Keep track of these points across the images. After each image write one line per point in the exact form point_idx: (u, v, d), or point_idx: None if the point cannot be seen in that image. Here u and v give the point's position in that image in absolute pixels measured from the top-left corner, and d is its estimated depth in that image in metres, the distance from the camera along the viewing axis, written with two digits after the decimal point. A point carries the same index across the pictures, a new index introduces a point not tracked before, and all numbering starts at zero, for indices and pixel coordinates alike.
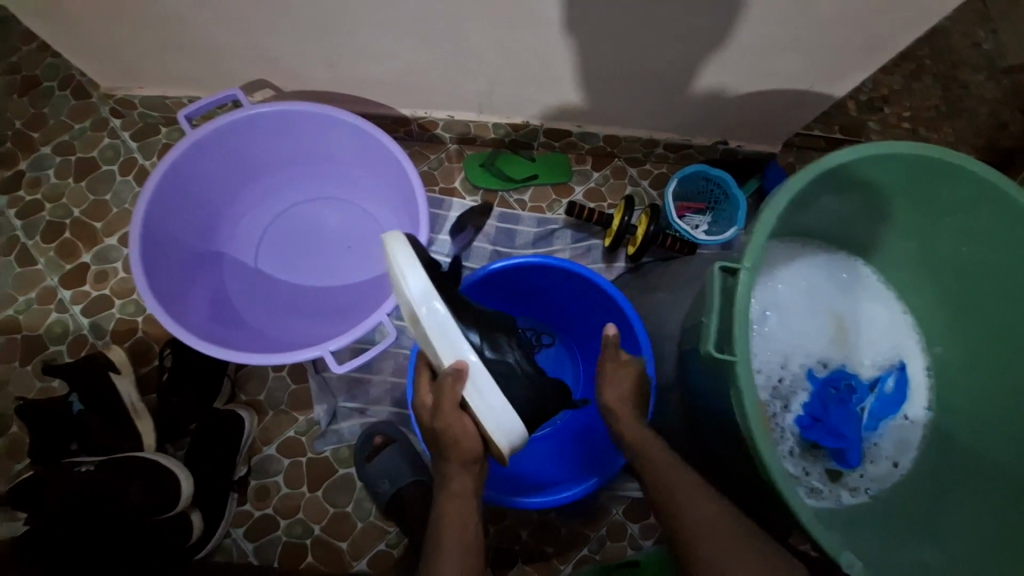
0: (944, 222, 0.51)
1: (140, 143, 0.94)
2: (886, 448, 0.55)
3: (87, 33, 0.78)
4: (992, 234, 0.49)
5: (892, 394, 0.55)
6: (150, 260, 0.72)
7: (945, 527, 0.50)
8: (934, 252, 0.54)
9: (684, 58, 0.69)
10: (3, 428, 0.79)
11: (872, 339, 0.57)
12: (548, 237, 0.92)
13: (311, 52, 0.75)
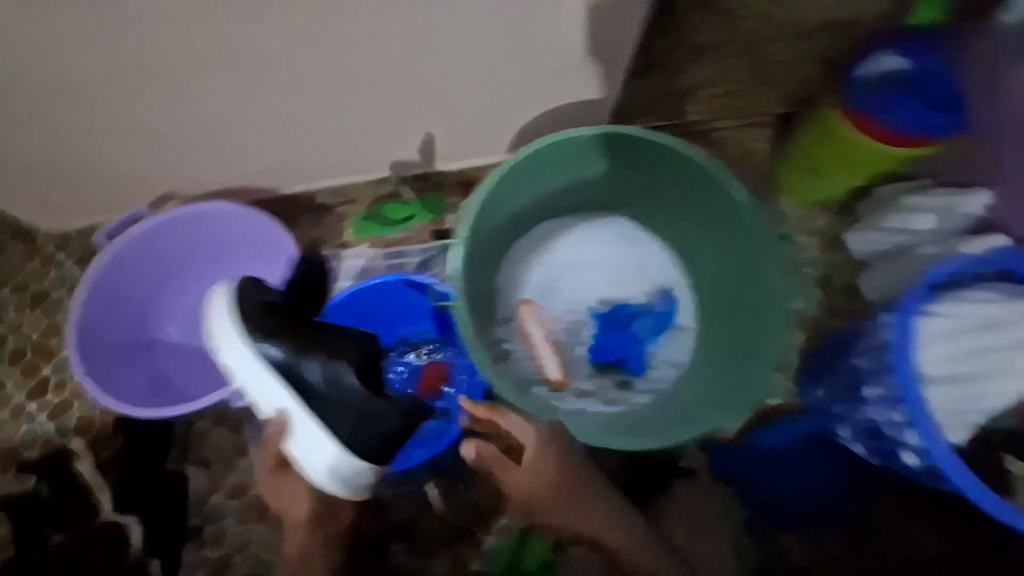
0: (643, 179, 0.73)
1: (82, 267, 1.09)
2: (665, 354, 0.75)
3: (20, 188, 0.96)
4: (667, 181, 0.72)
5: (661, 312, 0.76)
6: (88, 358, 0.88)
7: (701, 393, 0.70)
8: (652, 202, 0.76)
9: (473, 91, 0.86)
10: None
11: (642, 277, 0.77)
12: (429, 263, 1.08)
13: (194, 161, 0.94)
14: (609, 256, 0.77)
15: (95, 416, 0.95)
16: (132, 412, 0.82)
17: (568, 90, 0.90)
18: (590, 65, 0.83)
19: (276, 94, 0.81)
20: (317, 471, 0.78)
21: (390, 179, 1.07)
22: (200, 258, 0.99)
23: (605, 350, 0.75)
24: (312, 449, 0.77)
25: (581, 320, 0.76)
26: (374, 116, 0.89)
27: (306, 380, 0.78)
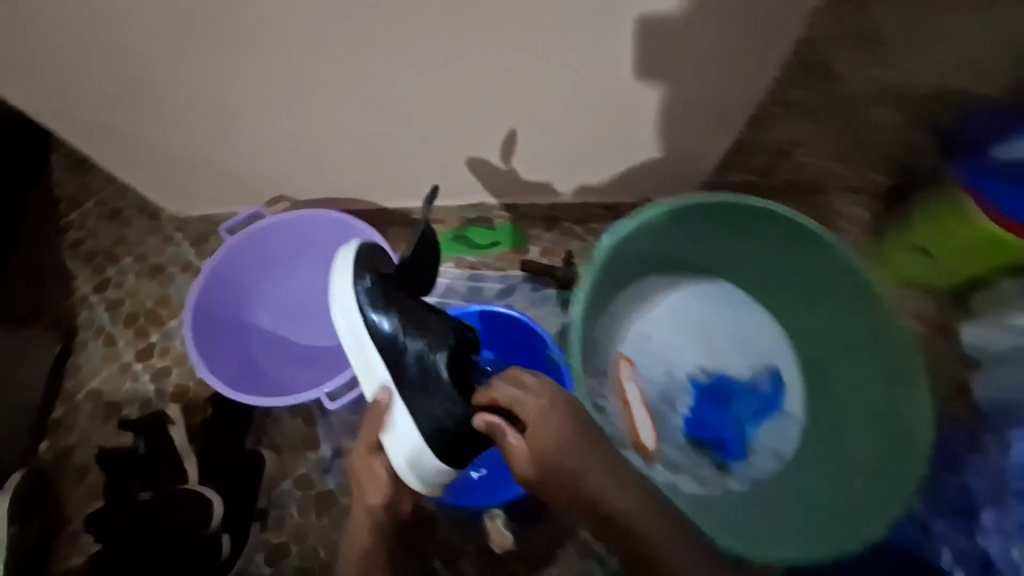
0: (769, 257, 0.80)
1: (196, 249, 1.20)
2: (765, 442, 0.82)
3: (165, 177, 1.07)
4: (785, 263, 0.80)
5: (766, 395, 0.83)
6: (197, 335, 0.92)
7: (792, 479, 0.80)
8: (763, 278, 0.83)
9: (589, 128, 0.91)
10: (84, 477, 1.00)
11: (751, 356, 0.84)
12: (509, 291, 1.11)
13: (311, 169, 1.01)
14: (709, 330, 0.84)
15: (191, 385, 1.03)
16: (233, 396, 0.85)
17: (673, 142, 0.97)
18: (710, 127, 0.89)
19: (378, 116, 0.85)
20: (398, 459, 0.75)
21: (479, 205, 1.15)
22: (291, 243, 1.00)
23: (699, 425, 0.81)
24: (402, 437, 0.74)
25: (680, 387, 0.82)
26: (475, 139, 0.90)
27: (397, 346, 0.75)
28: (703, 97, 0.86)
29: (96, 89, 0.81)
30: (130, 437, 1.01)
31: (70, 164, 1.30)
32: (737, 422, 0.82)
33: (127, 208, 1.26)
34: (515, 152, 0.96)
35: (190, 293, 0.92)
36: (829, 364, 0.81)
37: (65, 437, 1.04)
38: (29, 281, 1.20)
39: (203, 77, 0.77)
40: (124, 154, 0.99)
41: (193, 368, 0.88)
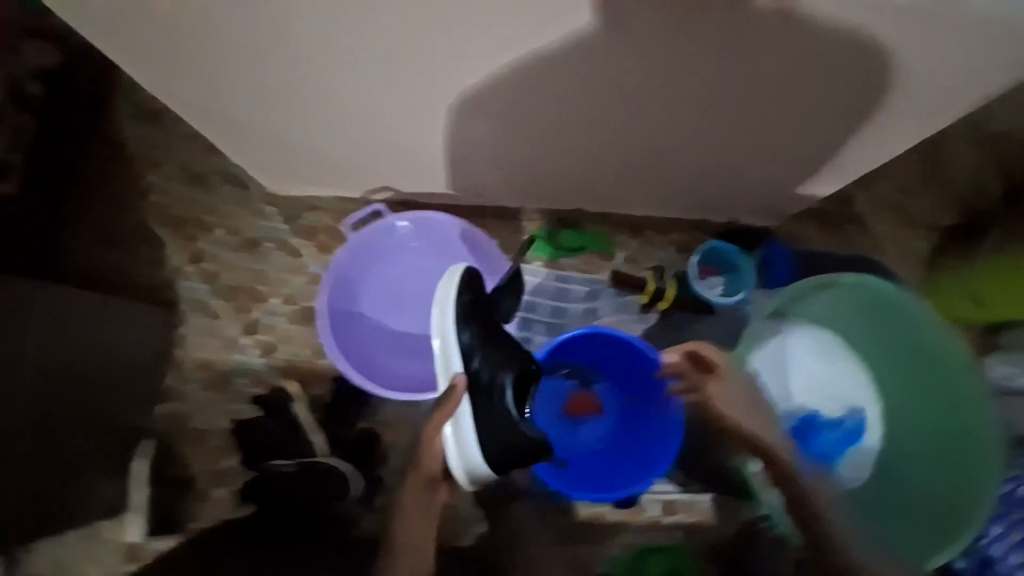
0: (865, 322, 0.99)
1: (288, 224, 1.22)
2: (847, 472, 0.99)
3: (273, 160, 1.08)
4: (878, 327, 0.98)
5: (850, 432, 0.99)
6: (327, 330, 1.00)
7: (864, 504, 0.98)
8: (857, 337, 1.01)
9: (703, 159, 0.97)
10: (205, 440, 1.10)
11: (837, 398, 1.01)
12: (595, 294, 1.19)
13: (428, 170, 1.04)
14: (807, 372, 1.02)
15: (300, 360, 1.13)
16: (372, 390, 0.97)
17: (770, 180, 1.05)
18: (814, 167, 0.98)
19: (520, 133, 0.88)
20: (452, 447, 0.88)
21: (570, 209, 1.21)
22: (404, 244, 1.07)
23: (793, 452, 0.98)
24: (465, 431, 0.86)
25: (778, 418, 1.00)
26: (600, 155, 0.95)
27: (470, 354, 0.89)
28: (818, 143, 0.92)
29: (231, 81, 0.82)
30: (249, 407, 1.10)
31: (140, 121, 1.27)
32: (824, 453, 0.99)
33: (209, 174, 1.25)
34: (630, 171, 1.02)
35: (318, 292, 1.00)
36: (908, 414, 0.96)
37: (179, 404, 1.12)
38: (113, 244, 1.21)
39: (359, 87, 0.79)
40: (239, 136, 0.99)
41: (331, 361, 0.98)
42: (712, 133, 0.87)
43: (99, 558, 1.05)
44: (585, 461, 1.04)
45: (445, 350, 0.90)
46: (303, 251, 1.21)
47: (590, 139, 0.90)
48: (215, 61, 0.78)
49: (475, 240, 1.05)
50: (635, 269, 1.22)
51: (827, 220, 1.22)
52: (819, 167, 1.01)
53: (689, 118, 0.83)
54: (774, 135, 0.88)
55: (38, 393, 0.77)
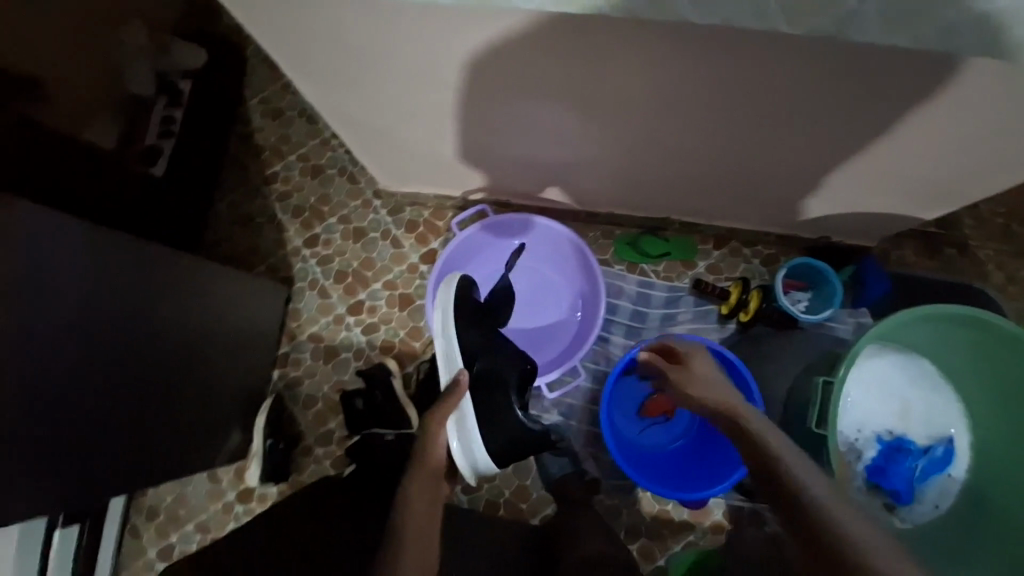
0: (970, 352, 0.96)
1: (393, 217, 1.35)
2: (930, 496, 1.00)
3: (388, 161, 1.19)
4: (984, 359, 0.95)
5: (939, 457, 0.99)
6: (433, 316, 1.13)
7: (945, 530, 0.98)
8: (957, 365, 0.99)
9: (796, 186, 0.98)
10: (314, 403, 1.26)
11: (930, 424, 1.00)
12: (675, 300, 1.23)
13: (527, 177, 1.12)
14: (901, 396, 1.01)
15: (397, 341, 1.27)
16: None
17: (866, 207, 1.04)
18: (918, 198, 0.96)
19: (618, 151, 0.94)
20: (455, 440, 0.94)
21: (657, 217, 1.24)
22: (512, 251, 1.21)
23: (880, 474, 0.98)
24: (467, 427, 0.93)
25: (867, 440, 0.99)
26: (692, 174, 0.99)
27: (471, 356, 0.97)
28: (923, 183, 0.91)
29: (380, 107, 0.93)
30: (354, 378, 1.26)
31: (271, 118, 1.44)
32: (911, 478, 0.99)
33: (327, 167, 1.40)
34: (721, 190, 1.05)
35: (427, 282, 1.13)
36: (1002, 446, 0.96)
37: (293, 370, 1.28)
38: (242, 225, 1.38)
39: (466, 109, 0.87)
40: (363, 142, 1.11)
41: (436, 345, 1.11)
42: (807, 166, 0.90)
43: (223, 493, 1.22)
44: (661, 459, 1.11)
45: (449, 351, 0.98)
46: (405, 242, 1.33)
47: (685, 161, 0.94)
48: (371, 93, 0.88)
49: (576, 253, 1.17)
50: (715, 279, 1.25)
51: (925, 244, 1.19)
52: (938, 205, 0.97)
53: (786, 150, 0.85)
54: (871, 171, 0.89)
55: (151, 364, 0.89)
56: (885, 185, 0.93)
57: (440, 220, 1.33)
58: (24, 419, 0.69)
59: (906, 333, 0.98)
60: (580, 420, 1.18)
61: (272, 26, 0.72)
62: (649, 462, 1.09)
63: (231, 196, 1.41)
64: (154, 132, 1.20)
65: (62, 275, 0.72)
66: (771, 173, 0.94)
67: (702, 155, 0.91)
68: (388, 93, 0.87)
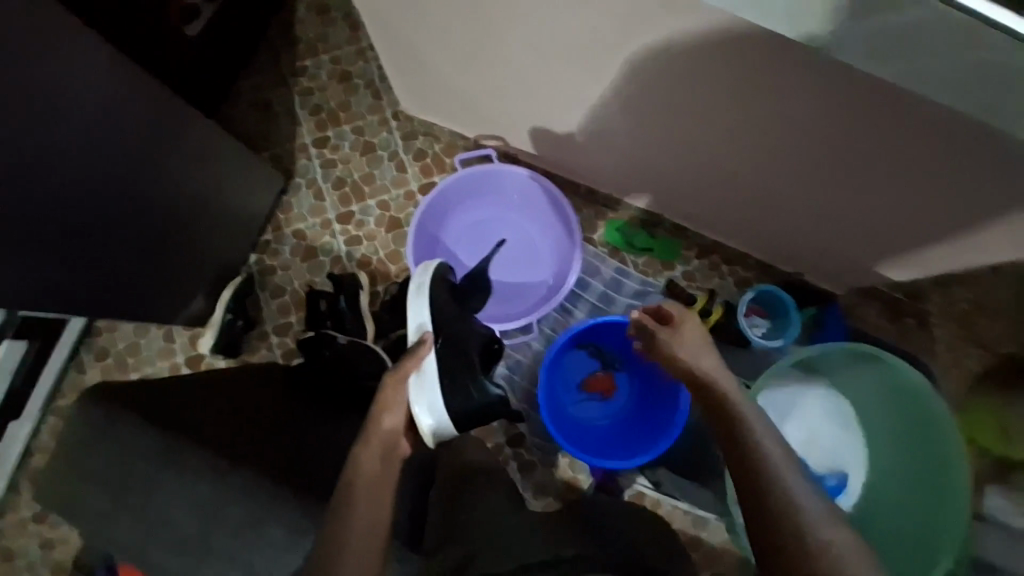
0: (881, 401, 1.05)
1: (404, 142, 1.37)
2: None
3: (416, 87, 1.22)
4: (893, 411, 1.03)
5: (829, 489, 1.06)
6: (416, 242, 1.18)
7: None
8: (870, 411, 1.07)
9: (784, 196, 1.03)
10: (281, 295, 1.30)
11: (829, 456, 1.08)
12: (644, 294, 1.27)
13: (541, 133, 1.16)
14: (810, 424, 1.09)
15: (375, 259, 1.31)
16: None
17: (839, 241, 1.10)
18: (889, 237, 1.03)
19: (633, 114, 0.97)
20: (417, 403, 0.94)
21: (653, 212, 1.29)
22: (513, 202, 1.24)
23: None
24: (429, 389, 0.94)
25: None
26: (694, 160, 1.03)
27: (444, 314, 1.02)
28: (895, 217, 0.97)
29: (428, 27, 0.97)
30: (327, 283, 1.30)
31: (314, 12, 1.43)
32: None
33: (355, 76, 1.41)
34: (715, 188, 1.10)
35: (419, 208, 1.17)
36: (892, 496, 1.02)
37: (270, 258, 1.31)
38: (258, 108, 1.40)
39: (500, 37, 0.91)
40: (397, 65, 1.16)
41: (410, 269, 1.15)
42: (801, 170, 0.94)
43: (174, 354, 1.27)
44: (582, 431, 1.16)
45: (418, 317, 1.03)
46: (409, 169, 1.35)
47: (692, 142, 0.98)
48: (422, 8, 0.91)
49: (569, 223, 1.20)
50: (689, 286, 1.29)
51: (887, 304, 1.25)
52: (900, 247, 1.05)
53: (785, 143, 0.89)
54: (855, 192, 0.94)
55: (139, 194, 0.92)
56: (864, 213, 0.98)
57: (448, 157, 1.35)
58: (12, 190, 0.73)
59: (831, 366, 1.08)
60: (522, 377, 1.24)
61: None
62: (567, 429, 1.15)
63: (256, 78, 1.42)
64: None
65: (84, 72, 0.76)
66: (767, 171, 0.98)
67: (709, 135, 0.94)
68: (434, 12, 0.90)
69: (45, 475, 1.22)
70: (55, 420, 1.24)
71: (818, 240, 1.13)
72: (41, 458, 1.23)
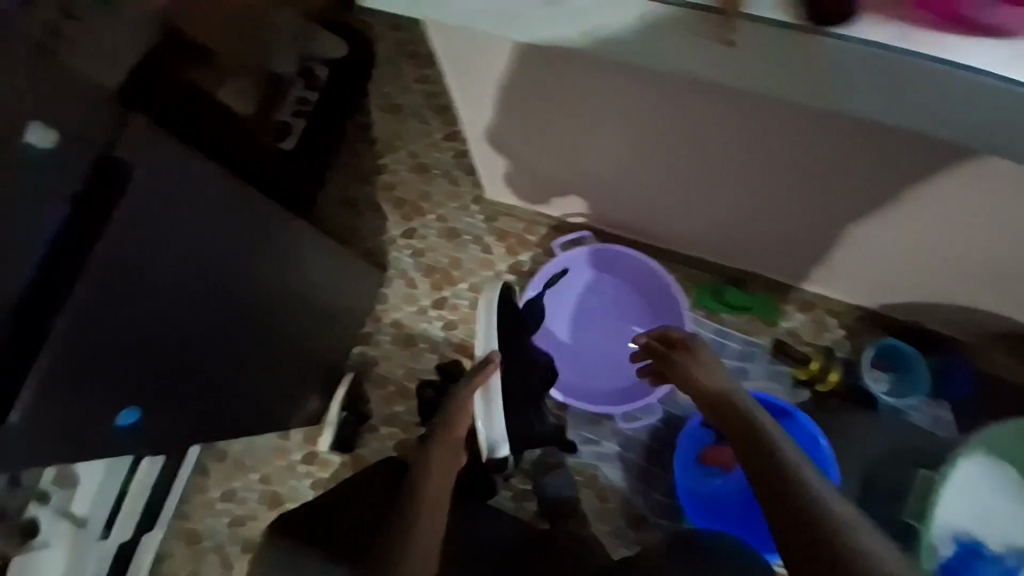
0: None
1: (486, 224, 1.41)
2: None
3: (504, 180, 1.27)
4: None
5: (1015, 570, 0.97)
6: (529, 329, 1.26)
7: None
8: None
9: (899, 253, 1.00)
10: (386, 385, 1.33)
11: (1006, 533, 0.98)
12: (749, 355, 1.25)
13: (628, 208, 1.18)
14: (982, 499, 1.00)
15: (472, 342, 1.34)
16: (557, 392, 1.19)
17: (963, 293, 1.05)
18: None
19: (735, 189, 0.97)
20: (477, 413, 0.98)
21: (746, 271, 1.27)
22: (599, 274, 1.29)
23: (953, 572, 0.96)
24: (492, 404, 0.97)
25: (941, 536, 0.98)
26: (796, 226, 1.02)
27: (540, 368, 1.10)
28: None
29: (531, 134, 1.01)
30: (429, 369, 1.33)
31: (389, 111, 1.52)
32: None
33: (433, 167, 1.48)
34: (813, 250, 1.09)
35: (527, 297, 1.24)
36: None
37: (372, 349, 1.36)
38: (346, 206, 1.48)
39: (598, 130, 0.94)
40: (488, 166, 1.21)
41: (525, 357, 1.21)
42: (921, 230, 0.91)
43: (290, 452, 1.31)
44: (721, 512, 1.16)
45: (484, 334, 1.01)
46: (494, 250, 1.39)
47: (797, 211, 0.97)
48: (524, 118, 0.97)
49: (671, 293, 1.23)
50: (795, 343, 1.25)
51: None
52: None
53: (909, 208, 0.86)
54: (987, 246, 0.90)
55: (269, 315, 0.97)
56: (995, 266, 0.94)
57: (531, 235, 1.38)
58: (177, 333, 0.79)
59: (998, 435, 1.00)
60: (636, 453, 1.24)
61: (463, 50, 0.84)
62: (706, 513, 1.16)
63: (341, 174, 1.50)
64: (289, 110, 1.34)
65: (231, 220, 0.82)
66: (881, 234, 0.95)
67: (819, 203, 0.93)
68: (528, 121, 0.97)
69: None
70: (182, 525, 1.29)
71: (939, 293, 1.07)
72: (172, 564, 1.28)
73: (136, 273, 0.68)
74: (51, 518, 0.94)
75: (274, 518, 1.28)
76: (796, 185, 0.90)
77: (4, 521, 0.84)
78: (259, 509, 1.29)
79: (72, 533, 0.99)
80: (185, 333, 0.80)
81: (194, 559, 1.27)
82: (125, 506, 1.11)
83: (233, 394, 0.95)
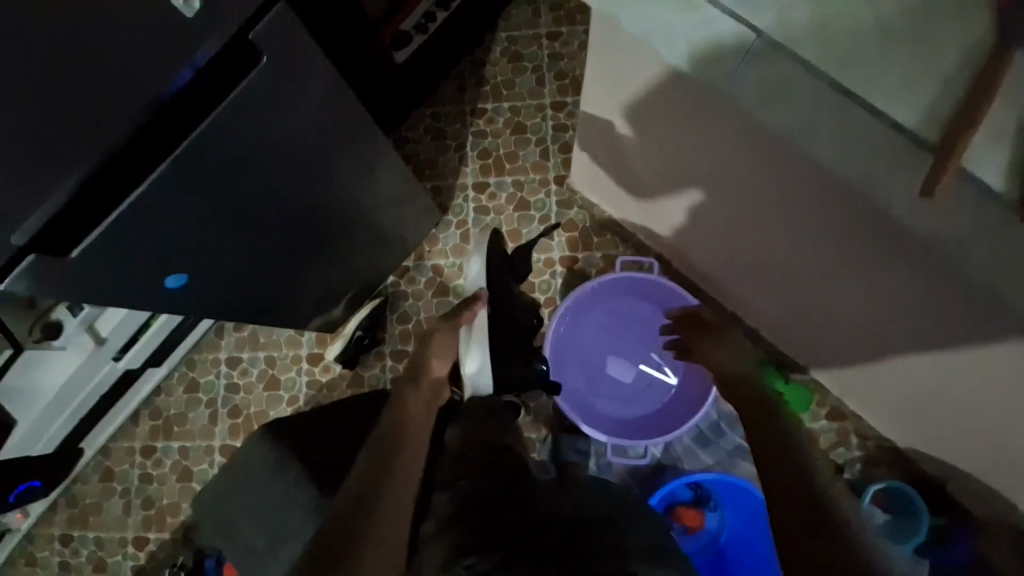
0: None
1: (559, 208, 1.37)
2: None
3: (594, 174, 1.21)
4: None
5: None
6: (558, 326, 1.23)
7: None
8: None
9: (960, 418, 0.93)
10: (406, 322, 1.36)
11: None
12: None
13: (708, 253, 1.12)
14: None
15: None
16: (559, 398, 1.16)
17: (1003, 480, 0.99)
18: None
19: (822, 287, 0.91)
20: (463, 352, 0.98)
21: (792, 359, 1.22)
22: (638, 301, 1.26)
23: None
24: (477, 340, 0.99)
25: None
26: (867, 346, 0.96)
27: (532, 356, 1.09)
28: None
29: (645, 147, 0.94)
30: None
31: (510, 58, 1.45)
32: None
33: (529, 132, 1.43)
34: (874, 373, 1.02)
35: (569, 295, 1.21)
36: None
37: (405, 284, 1.37)
38: (432, 136, 1.45)
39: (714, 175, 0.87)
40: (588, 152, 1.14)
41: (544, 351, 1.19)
42: (996, 411, 0.85)
43: (300, 345, 1.37)
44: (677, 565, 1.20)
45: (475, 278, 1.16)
46: (556, 236, 1.36)
47: (876, 334, 0.91)
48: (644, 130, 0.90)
49: None
50: None
51: None
52: None
53: (994, 386, 0.80)
54: None
55: (328, 225, 0.98)
56: None
57: (597, 238, 1.35)
58: (241, 218, 0.80)
59: None
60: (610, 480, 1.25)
61: (612, 53, 0.78)
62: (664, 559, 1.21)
63: (439, 103, 1.46)
64: (413, 23, 1.27)
65: (327, 131, 0.81)
66: (953, 393, 0.89)
67: (901, 339, 0.87)
68: (643, 136, 0.91)
69: (164, 414, 1.37)
70: (186, 369, 1.38)
71: (976, 467, 1.02)
72: (166, 399, 1.37)
73: (225, 154, 0.70)
74: (79, 328, 0.99)
75: (267, 397, 1.36)
76: (887, 314, 0.84)
77: (37, 318, 0.89)
78: (256, 384, 1.36)
79: (92, 347, 1.06)
80: (248, 220, 0.82)
81: (186, 404, 1.37)
82: (144, 338, 1.18)
83: (269, 285, 0.97)
